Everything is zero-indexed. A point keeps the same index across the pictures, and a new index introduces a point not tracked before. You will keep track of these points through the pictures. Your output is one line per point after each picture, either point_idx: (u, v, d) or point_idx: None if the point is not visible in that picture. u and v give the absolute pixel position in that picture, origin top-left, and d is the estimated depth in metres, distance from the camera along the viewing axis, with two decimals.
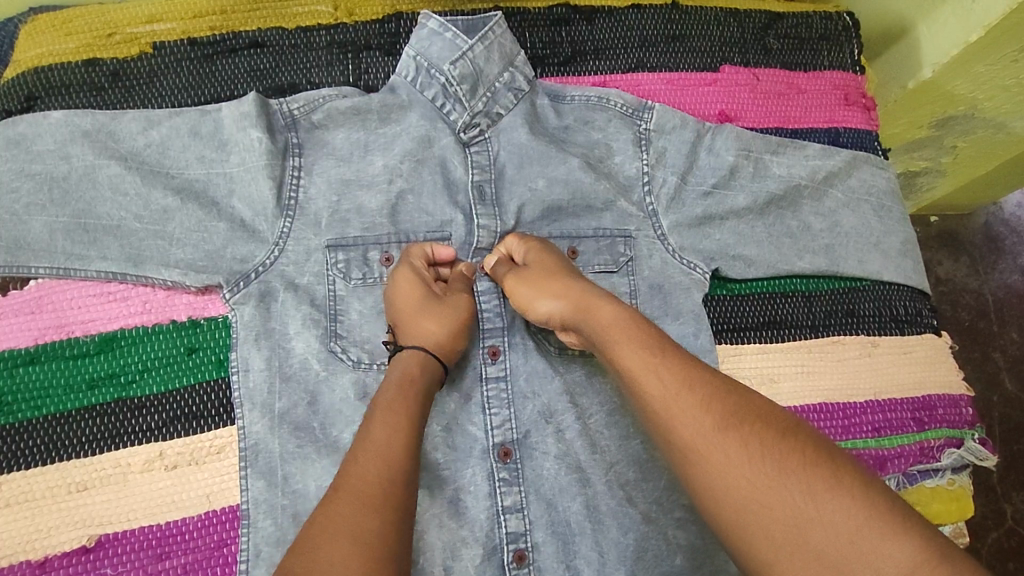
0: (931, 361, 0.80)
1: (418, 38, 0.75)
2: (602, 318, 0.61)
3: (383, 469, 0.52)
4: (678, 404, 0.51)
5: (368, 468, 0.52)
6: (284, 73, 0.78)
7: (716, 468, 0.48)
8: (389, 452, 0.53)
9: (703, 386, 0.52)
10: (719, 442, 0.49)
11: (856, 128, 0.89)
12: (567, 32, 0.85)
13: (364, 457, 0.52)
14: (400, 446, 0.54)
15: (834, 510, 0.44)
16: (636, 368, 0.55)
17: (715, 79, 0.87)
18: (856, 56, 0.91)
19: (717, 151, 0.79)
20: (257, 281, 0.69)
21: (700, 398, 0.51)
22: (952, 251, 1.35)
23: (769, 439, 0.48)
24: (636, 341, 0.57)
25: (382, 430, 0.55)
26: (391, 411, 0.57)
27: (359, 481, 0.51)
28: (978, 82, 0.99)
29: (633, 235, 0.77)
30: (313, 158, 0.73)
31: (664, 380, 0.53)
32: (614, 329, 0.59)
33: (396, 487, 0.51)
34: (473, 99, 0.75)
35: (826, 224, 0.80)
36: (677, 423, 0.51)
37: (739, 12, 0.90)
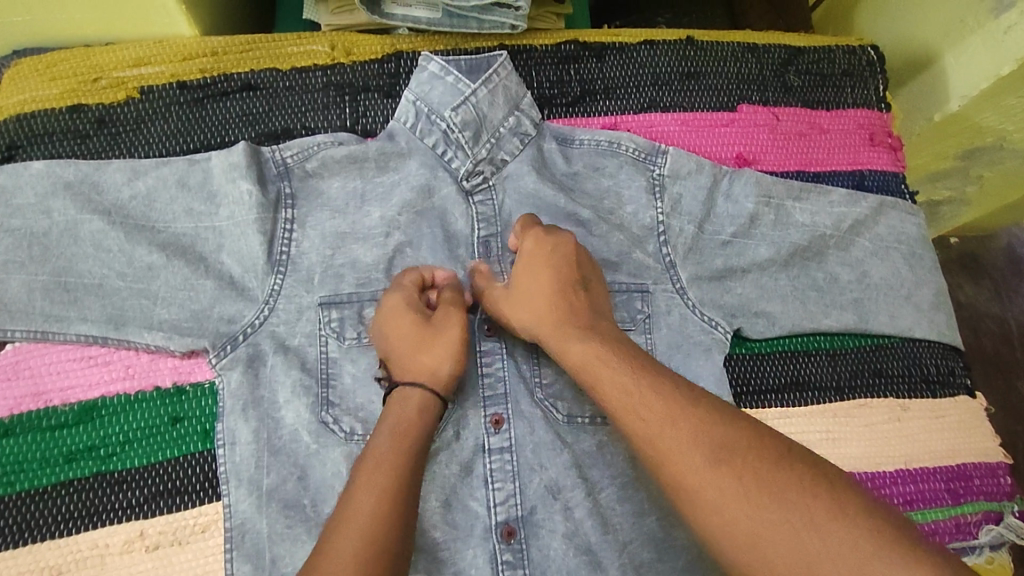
0: (964, 427, 0.77)
1: (418, 82, 0.71)
2: (574, 355, 0.58)
3: (363, 549, 0.48)
4: (667, 441, 0.50)
5: (347, 547, 0.48)
6: (278, 117, 0.74)
7: (713, 512, 0.47)
8: (370, 523, 0.50)
9: (691, 416, 0.51)
10: (712, 478, 0.48)
11: (882, 170, 0.84)
12: (576, 70, 0.81)
13: (344, 533, 0.49)
14: (381, 518, 0.50)
15: (834, 538, 0.44)
16: (622, 399, 0.54)
17: (733, 120, 0.82)
18: (881, 92, 0.86)
19: (736, 198, 0.75)
20: (245, 343, 0.64)
21: (689, 431, 0.50)
22: (974, 275, 1.29)
23: (762, 470, 0.48)
24: (621, 372, 0.55)
25: (365, 498, 0.51)
26: (379, 472, 0.53)
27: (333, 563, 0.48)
28: (1008, 115, 0.94)
29: (650, 289, 0.71)
30: (307, 210, 0.68)
31: (653, 413, 0.52)
32: (592, 360, 0.57)
33: (374, 570, 0.48)
34: (476, 146, 0.71)
35: (854, 276, 0.75)
36: (670, 459, 0.50)
37: (758, 47, 0.85)
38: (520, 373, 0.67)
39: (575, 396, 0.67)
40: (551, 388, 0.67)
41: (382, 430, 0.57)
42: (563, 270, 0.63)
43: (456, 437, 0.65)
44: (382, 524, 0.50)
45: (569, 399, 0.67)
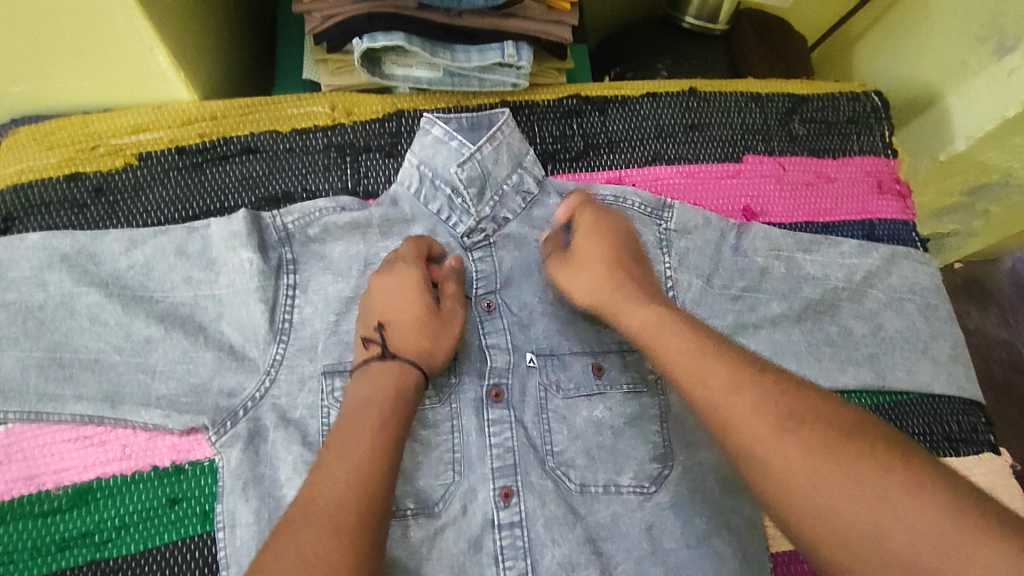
0: (992, 487, 0.74)
1: (422, 146, 0.70)
2: (636, 319, 0.59)
3: (359, 491, 0.49)
4: (733, 406, 0.49)
5: (339, 487, 0.49)
6: (280, 180, 0.73)
7: (777, 476, 0.46)
8: (363, 471, 0.50)
9: (760, 382, 0.50)
10: (778, 444, 0.47)
11: (892, 219, 0.83)
12: (579, 124, 0.80)
13: (336, 476, 0.49)
14: (374, 467, 0.50)
15: (921, 516, 0.42)
16: (682, 369, 0.53)
17: (738, 170, 0.81)
18: (887, 139, 0.86)
19: (745, 252, 0.73)
20: (246, 418, 0.62)
21: (754, 400, 0.49)
22: (980, 302, 1.29)
23: (833, 442, 0.46)
24: (681, 340, 0.55)
25: (364, 439, 0.52)
26: (351, 418, 0.54)
27: (326, 504, 0.48)
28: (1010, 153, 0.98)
29: None
30: (308, 274, 0.67)
31: (713, 380, 0.51)
32: (651, 325, 0.57)
33: (371, 516, 0.48)
34: (479, 203, 0.70)
35: (868, 329, 0.74)
36: (733, 424, 0.49)
37: (761, 96, 0.85)
38: (531, 441, 0.65)
39: (588, 464, 0.65)
40: (563, 456, 0.65)
41: (348, 398, 0.57)
42: (630, 240, 0.67)
43: (464, 509, 0.62)
44: (376, 473, 0.50)
45: (582, 467, 0.65)
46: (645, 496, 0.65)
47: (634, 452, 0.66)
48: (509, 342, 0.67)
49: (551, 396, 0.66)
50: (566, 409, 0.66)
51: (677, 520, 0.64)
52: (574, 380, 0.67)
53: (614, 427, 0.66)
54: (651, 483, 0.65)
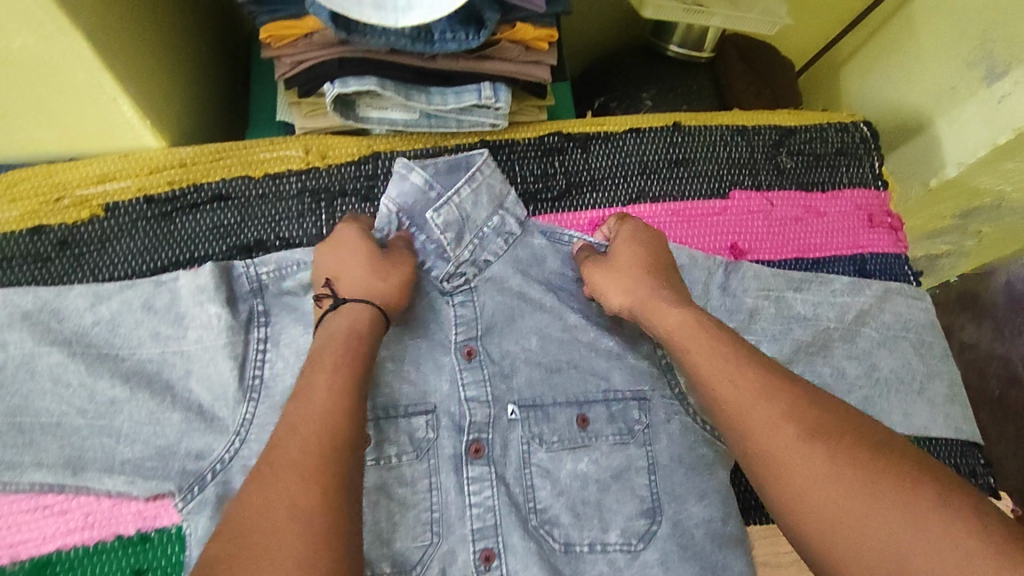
0: None
1: (401, 190, 0.67)
2: (669, 321, 0.57)
3: (324, 436, 0.48)
4: (760, 414, 0.49)
5: (304, 433, 0.48)
6: (252, 228, 0.71)
7: (800, 488, 0.46)
8: (325, 416, 0.49)
9: (789, 389, 0.50)
10: (804, 456, 0.46)
11: (884, 253, 0.81)
12: (561, 162, 0.78)
13: (300, 424, 0.49)
14: (336, 416, 0.50)
15: (941, 541, 0.42)
16: (710, 376, 0.53)
17: (725, 207, 0.79)
18: (877, 170, 0.84)
19: (733, 292, 0.71)
20: (213, 483, 0.59)
21: (781, 410, 0.49)
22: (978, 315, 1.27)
23: (860, 458, 0.46)
24: (711, 345, 0.54)
25: (326, 390, 0.51)
26: (316, 371, 0.53)
27: (294, 446, 0.48)
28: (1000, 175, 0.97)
29: (648, 395, 0.66)
30: (280, 326, 0.64)
31: (741, 387, 0.51)
32: (683, 330, 0.56)
33: (339, 460, 0.48)
34: (459, 247, 0.67)
35: (863, 371, 0.71)
36: (760, 433, 0.48)
37: (748, 129, 0.82)
38: (514, 501, 0.62)
39: (574, 521, 0.63)
40: (547, 514, 0.62)
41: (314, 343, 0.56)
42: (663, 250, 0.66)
43: (443, 572, 0.60)
44: (338, 417, 0.50)
45: (566, 525, 0.62)
46: (631, 553, 0.62)
47: (621, 508, 0.63)
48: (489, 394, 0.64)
49: (534, 450, 0.63)
50: (550, 463, 0.63)
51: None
52: (558, 433, 0.64)
53: (599, 480, 0.63)
54: (639, 540, 0.63)
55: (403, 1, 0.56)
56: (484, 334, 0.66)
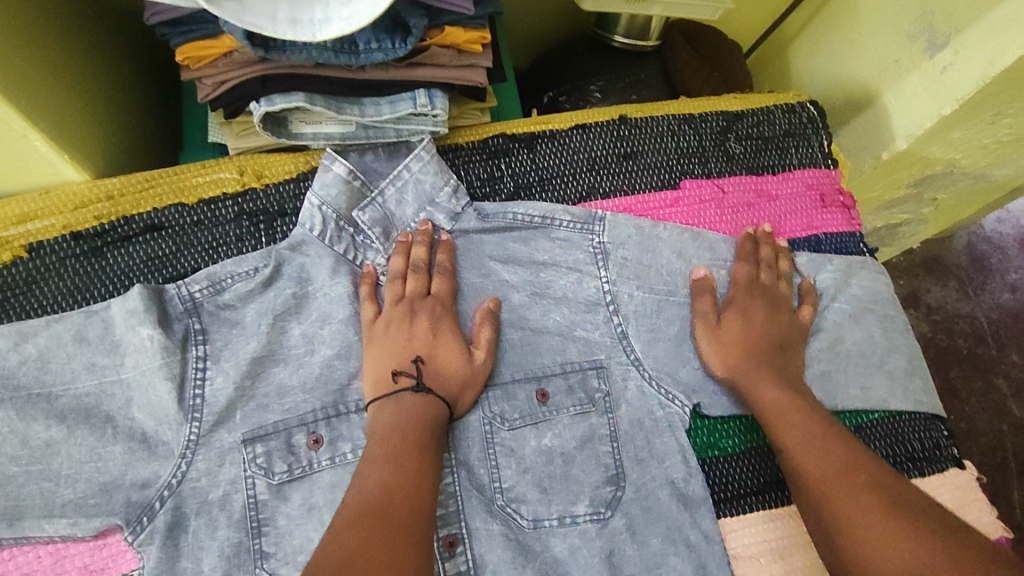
0: (961, 504, 0.71)
1: (322, 184, 0.67)
2: (767, 398, 0.64)
3: (400, 436, 0.57)
4: (829, 472, 0.58)
5: (385, 437, 0.57)
6: (188, 258, 0.68)
7: (875, 548, 0.52)
8: (401, 425, 0.58)
9: (855, 461, 0.58)
10: (881, 523, 0.53)
11: (838, 232, 0.80)
12: (507, 164, 0.76)
13: (376, 438, 0.58)
14: (403, 432, 0.58)
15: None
16: (799, 447, 0.61)
17: (677, 198, 0.77)
18: (825, 148, 0.83)
19: (687, 257, 0.73)
20: (165, 508, 0.57)
21: (857, 480, 0.56)
22: None
23: (915, 525, 0.52)
24: (807, 419, 0.62)
25: (388, 411, 0.60)
26: (387, 437, 0.57)
27: (381, 448, 0.56)
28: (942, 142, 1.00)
29: (605, 363, 0.68)
30: (222, 343, 0.62)
31: (835, 453, 0.59)
32: (784, 407, 0.63)
33: (420, 454, 0.56)
34: (388, 242, 0.69)
35: (824, 342, 0.72)
36: (837, 499, 0.56)
37: (694, 117, 0.81)
38: (478, 483, 0.62)
39: (541, 497, 0.62)
40: (512, 492, 0.62)
41: (373, 424, 0.59)
42: (798, 334, 0.70)
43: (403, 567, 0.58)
44: (412, 428, 0.58)
45: (534, 501, 0.62)
46: (601, 522, 0.62)
47: (588, 477, 0.63)
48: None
49: (497, 429, 0.64)
50: (513, 441, 0.64)
51: (632, 542, 0.62)
52: (519, 410, 0.65)
53: (564, 454, 0.64)
54: (607, 507, 0.62)
55: (319, 12, 0.53)
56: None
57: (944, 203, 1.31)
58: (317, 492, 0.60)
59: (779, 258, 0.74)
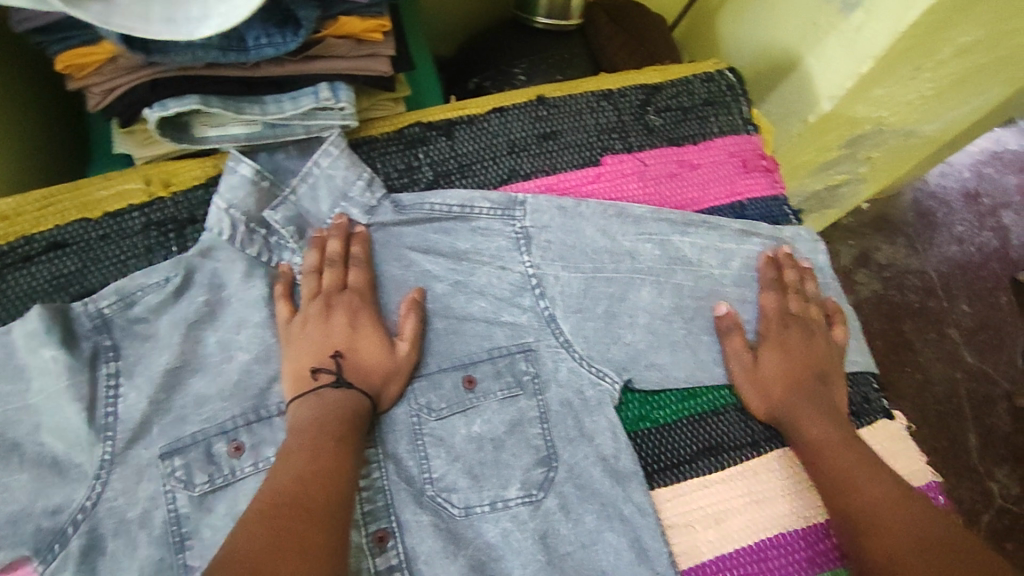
0: (891, 455, 0.70)
1: (229, 187, 0.66)
2: (808, 427, 0.65)
3: (320, 429, 0.58)
4: (863, 484, 0.60)
5: (304, 431, 0.58)
6: (96, 273, 0.66)
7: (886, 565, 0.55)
8: (322, 420, 0.59)
9: (880, 474, 0.61)
10: (901, 538, 0.56)
11: (762, 196, 0.80)
12: (425, 153, 0.75)
13: (295, 433, 0.58)
14: (322, 424, 0.58)
15: None
16: (842, 462, 0.62)
17: (599, 174, 0.77)
18: (745, 114, 0.83)
19: (613, 235, 0.73)
20: (81, 531, 0.56)
21: (894, 487, 0.60)
22: None
23: (931, 536, 0.56)
24: (846, 441, 0.64)
25: (307, 406, 0.60)
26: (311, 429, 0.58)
27: (299, 442, 0.57)
28: (868, 101, 1.01)
29: (533, 346, 0.69)
30: (134, 358, 0.61)
31: (869, 466, 0.62)
32: (828, 436, 0.64)
33: (339, 444, 0.57)
34: (304, 242, 0.68)
35: (751, 310, 0.73)
36: (885, 506, 0.59)
37: (613, 92, 0.81)
38: (407, 475, 0.63)
39: (471, 484, 0.63)
40: (442, 482, 0.63)
41: (293, 421, 0.60)
42: (837, 354, 0.72)
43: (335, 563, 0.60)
44: (330, 420, 0.59)
45: (464, 489, 0.63)
46: (533, 504, 0.62)
47: (518, 461, 0.64)
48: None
49: (424, 420, 0.65)
50: (442, 430, 0.65)
51: (567, 521, 0.62)
52: (445, 399, 0.66)
53: (493, 439, 0.65)
54: (539, 489, 0.63)
55: (196, 10, 0.51)
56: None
57: (879, 162, 1.33)
58: (241, 500, 0.60)
59: (701, 227, 0.74)
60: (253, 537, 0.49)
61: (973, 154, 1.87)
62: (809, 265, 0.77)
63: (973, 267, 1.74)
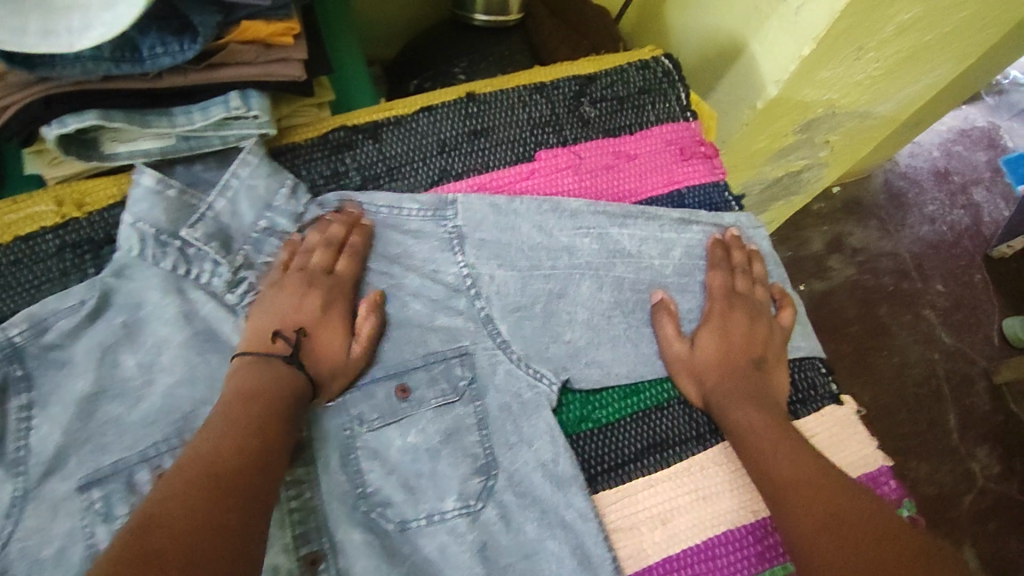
0: (839, 439, 0.68)
1: (134, 202, 0.63)
2: (737, 418, 0.64)
3: (255, 396, 0.57)
4: (795, 474, 0.58)
5: (241, 397, 0.57)
6: (7, 300, 0.63)
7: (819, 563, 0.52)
8: (259, 387, 0.58)
9: (817, 464, 0.59)
10: (831, 533, 0.53)
11: (701, 184, 0.79)
12: (352, 157, 0.73)
13: (230, 397, 0.57)
14: (260, 392, 0.58)
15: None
16: (774, 455, 0.60)
17: (533, 170, 0.75)
18: (683, 101, 0.81)
19: (550, 231, 0.71)
20: None
21: (829, 476, 0.58)
22: None
23: (867, 529, 0.53)
24: (779, 432, 0.62)
25: (244, 371, 0.59)
26: (241, 403, 0.56)
27: (236, 409, 0.56)
28: (817, 85, 1.00)
29: (469, 349, 0.66)
30: (49, 387, 0.59)
31: (803, 457, 0.60)
32: (759, 426, 0.63)
33: (271, 413, 0.57)
34: (228, 255, 0.65)
35: (693, 302, 0.72)
36: (819, 498, 0.56)
37: (546, 84, 0.79)
38: (340, 491, 0.60)
39: (407, 497, 0.61)
40: (377, 496, 0.60)
41: (234, 379, 0.59)
42: (779, 339, 0.70)
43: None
44: (269, 387, 0.58)
45: (399, 503, 0.60)
46: (472, 515, 0.60)
47: (454, 471, 0.61)
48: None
49: (357, 434, 0.62)
50: (376, 442, 0.62)
51: (507, 531, 0.60)
52: (378, 409, 0.63)
53: (429, 449, 0.62)
54: (477, 499, 0.61)
55: (77, 20, 0.49)
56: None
57: (838, 145, 1.32)
58: None
59: (641, 218, 0.73)
60: (175, 511, 0.47)
61: (941, 133, 1.88)
62: (756, 248, 0.75)
63: (946, 245, 1.74)
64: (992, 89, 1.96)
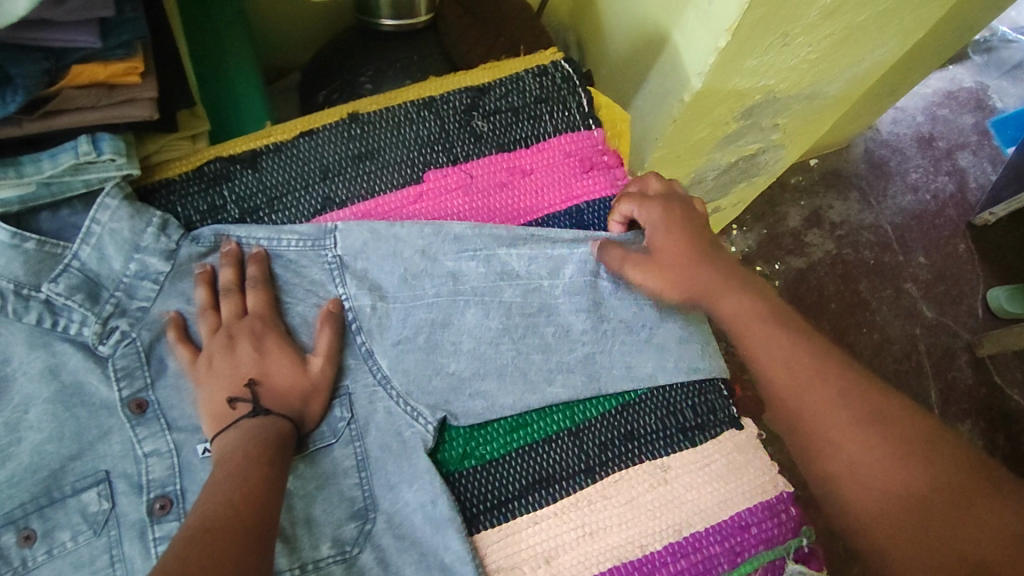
0: (733, 470, 0.68)
1: None
2: (727, 305, 0.66)
3: (253, 450, 0.56)
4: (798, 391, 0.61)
5: (245, 449, 0.56)
6: None
7: (855, 471, 0.57)
8: (237, 451, 0.56)
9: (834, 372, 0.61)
10: (862, 446, 0.57)
11: (601, 198, 0.77)
12: (231, 189, 0.70)
13: (227, 458, 0.56)
14: (255, 444, 0.57)
15: (887, 481, 0.56)
16: (771, 362, 0.63)
17: (421, 192, 0.73)
18: (583, 108, 0.77)
19: (435, 255, 0.68)
20: None
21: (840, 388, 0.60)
22: None
23: (888, 438, 0.57)
24: (765, 329, 0.64)
25: (229, 433, 0.58)
26: (224, 466, 0.55)
27: (229, 463, 0.55)
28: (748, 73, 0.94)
29: (350, 390, 0.65)
30: None
31: (813, 364, 0.61)
32: (745, 316, 0.65)
33: (265, 465, 0.55)
34: (96, 305, 0.64)
35: (588, 323, 0.69)
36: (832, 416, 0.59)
37: (434, 100, 0.75)
38: None
39: (282, 548, 0.59)
40: None
41: (217, 450, 0.57)
42: None
43: None
44: (248, 442, 0.57)
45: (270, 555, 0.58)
46: (347, 562, 0.59)
47: (329, 517, 0.60)
48: (171, 445, 0.63)
49: None
50: None
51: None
52: None
53: (303, 495, 0.61)
54: (353, 545, 0.60)
55: None
56: (156, 381, 0.64)
57: (791, 127, 1.26)
58: None
59: (533, 238, 0.70)
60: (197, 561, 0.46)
61: (926, 96, 1.79)
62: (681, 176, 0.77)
63: (927, 217, 1.67)
64: (981, 46, 1.87)
